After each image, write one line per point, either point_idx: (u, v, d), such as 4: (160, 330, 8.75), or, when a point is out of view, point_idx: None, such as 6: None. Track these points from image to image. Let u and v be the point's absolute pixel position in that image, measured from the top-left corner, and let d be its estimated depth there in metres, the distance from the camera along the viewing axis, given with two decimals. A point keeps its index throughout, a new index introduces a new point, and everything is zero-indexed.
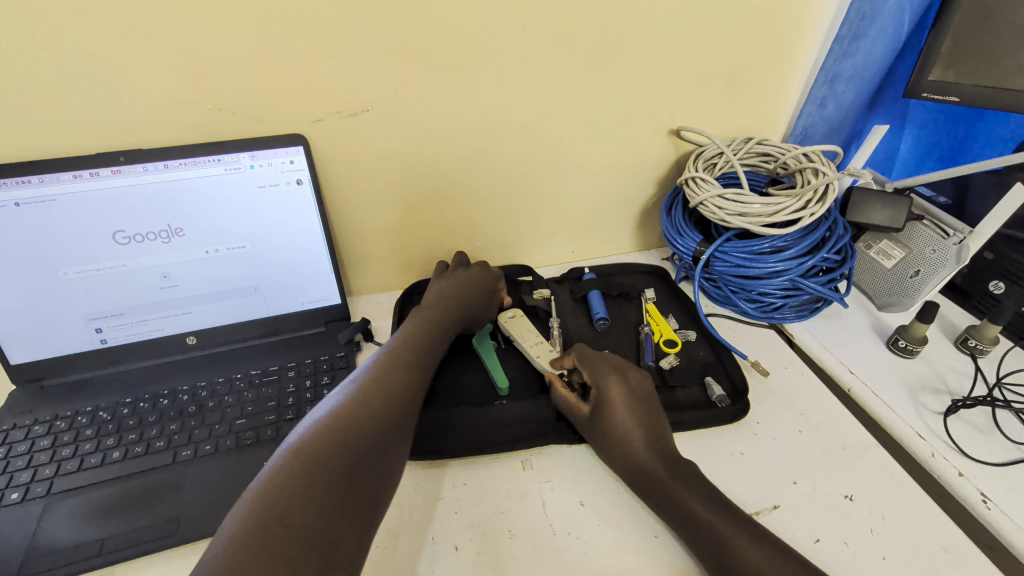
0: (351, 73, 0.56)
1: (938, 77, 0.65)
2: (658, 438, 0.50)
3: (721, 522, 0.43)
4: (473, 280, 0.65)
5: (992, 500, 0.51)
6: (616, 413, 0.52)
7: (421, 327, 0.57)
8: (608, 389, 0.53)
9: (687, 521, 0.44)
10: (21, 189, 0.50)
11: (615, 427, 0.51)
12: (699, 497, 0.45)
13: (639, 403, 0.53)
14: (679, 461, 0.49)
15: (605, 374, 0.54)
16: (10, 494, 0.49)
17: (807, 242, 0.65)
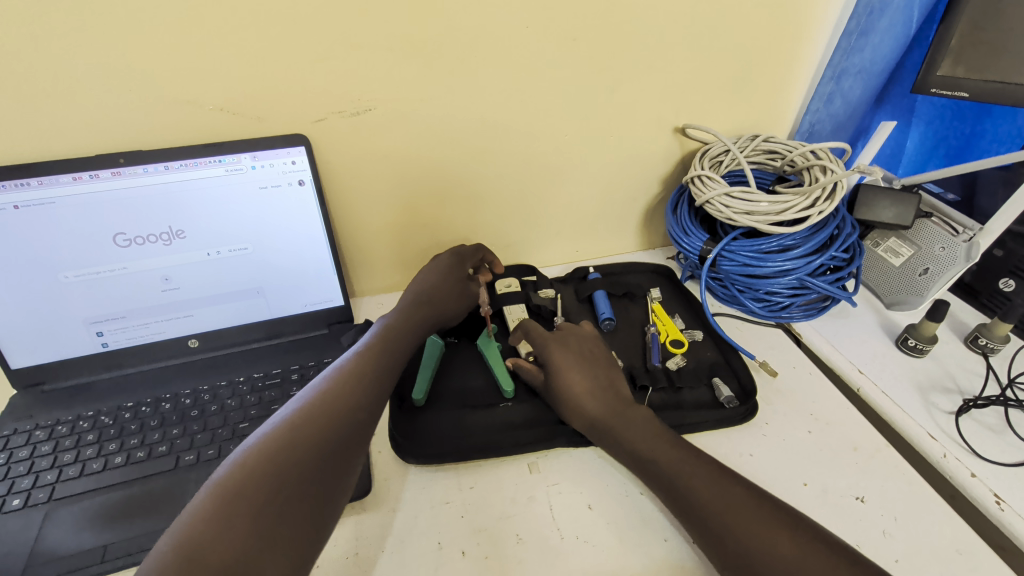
0: (355, 73, 0.56)
1: (947, 73, 0.64)
2: (604, 386, 0.53)
3: (665, 454, 0.46)
4: (445, 277, 0.64)
5: (1006, 502, 0.50)
6: (561, 373, 0.54)
7: (390, 334, 0.55)
8: (554, 354, 0.56)
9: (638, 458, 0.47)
10: (20, 192, 0.50)
11: (562, 387, 0.53)
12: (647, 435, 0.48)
13: (584, 360, 0.55)
14: (629, 405, 0.51)
15: (549, 343, 0.57)
16: (11, 501, 0.48)
17: (816, 240, 0.64)
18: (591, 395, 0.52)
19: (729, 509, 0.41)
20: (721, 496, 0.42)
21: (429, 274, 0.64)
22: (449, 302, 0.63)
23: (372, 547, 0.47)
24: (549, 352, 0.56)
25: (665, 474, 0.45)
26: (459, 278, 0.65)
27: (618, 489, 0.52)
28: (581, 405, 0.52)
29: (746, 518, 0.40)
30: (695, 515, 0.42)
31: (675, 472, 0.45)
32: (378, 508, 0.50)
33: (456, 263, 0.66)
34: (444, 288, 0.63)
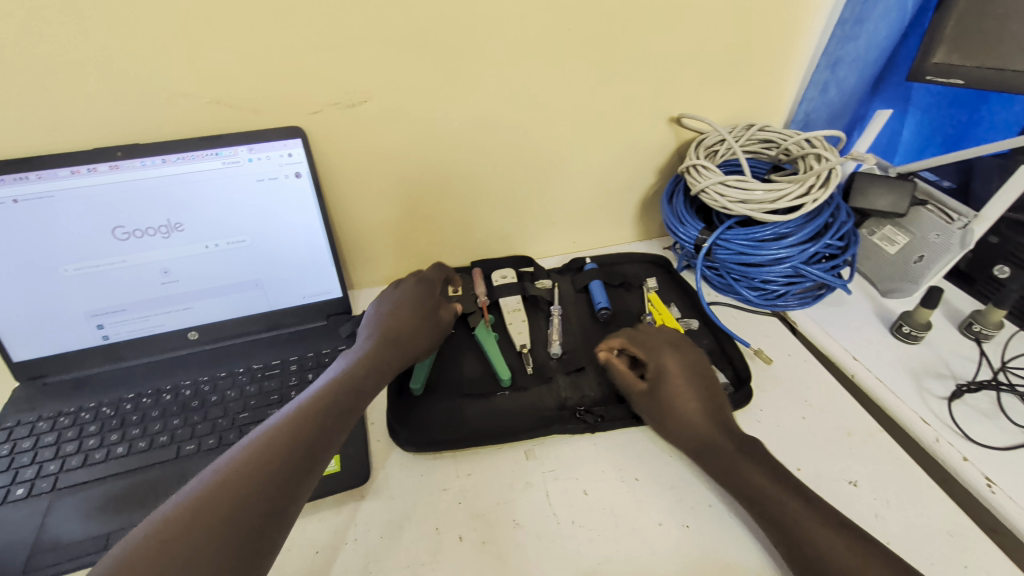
0: (350, 65, 0.56)
1: (942, 60, 0.64)
2: (718, 412, 0.51)
3: (775, 489, 0.45)
4: (418, 308, 0.59)
5: (997, 484, 0.51)
6: (674, 384, 0.53)
7: (348, 378, 0.50)
8: (665, 361, 0.55)
9: (742, 488, 0.46)
10: (19, 186, 0.50)
11: (673, 398, 0.52)
12: (764, 471, 0.46)
13: (698, 375, 0.54)
14: (741, 435, 0.50)
15: (661, 349, 0.56)
16: (16, 490, 0.49)
17: (810, 228, 0.64)
18: (705, 416, 0.51)
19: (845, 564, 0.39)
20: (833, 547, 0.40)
21: (401, 308, 0.59)
22: (421, 336, 0.58)
23: (372, 533, 0.48)
24: (658, 358, 0.55)
25: (773, 508, 0.44)
26: (431, 307, 0.60)
27: (614, 475, 0.52)
28: (693, 423, 0.51)
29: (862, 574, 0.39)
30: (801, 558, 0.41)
31: (783, 508, 0.43)
32: (377, 495, 0.51)
33: (425, 290, 0.61)
34: (417, 320, 0.58)
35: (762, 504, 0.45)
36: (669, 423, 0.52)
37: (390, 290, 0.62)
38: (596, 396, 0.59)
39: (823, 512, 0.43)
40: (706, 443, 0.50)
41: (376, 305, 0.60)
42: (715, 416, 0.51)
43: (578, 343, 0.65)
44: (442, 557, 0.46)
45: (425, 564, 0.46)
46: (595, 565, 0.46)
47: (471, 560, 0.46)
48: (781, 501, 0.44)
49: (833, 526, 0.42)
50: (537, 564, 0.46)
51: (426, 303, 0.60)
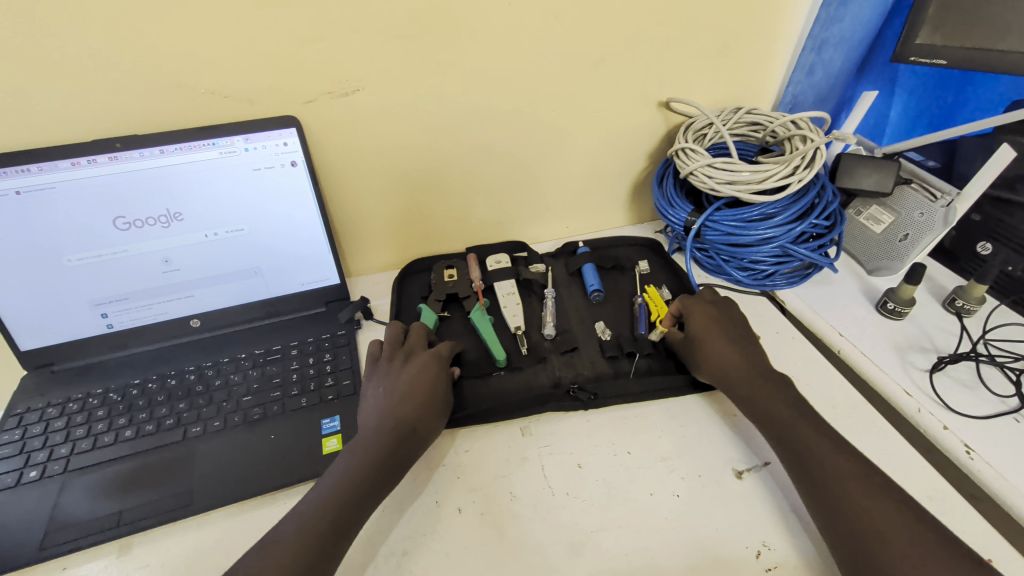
0: (341, 53, 0.57)
1: (925, 41, 0.65)
2: (748, 354, 0.57)
3: (776, 402, 0.52)
4: (431, 393, 0.54)
5: (976, 451, 0.53)
6: (701, 329, 0.60)
7: (354, 484, 0.45)
8: (698, 313, 0.62)
9: (751, 405, 0.53)
10: (21, 178, 0.51)
11: (700, 338, 0.59)
12: (774, 391, 0.53)
13: (728, 326, 0.60)
14: (763, 369, 0.55)
15: (698, 305, 0.63)
16: (29, 473, 0.50)
17: (796, 208, 0.66)
18: (733, 354, 0.57)
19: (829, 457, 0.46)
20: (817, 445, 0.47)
21: (413, 391, 0.53)
22: (433, 428, 0.52)
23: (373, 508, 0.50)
24: (697, 312, 0.62)
25: (775, 418, 0.51)
26: (444, 394, 0.55)
27: (607, 449, 0.54)
28: (720, 357, 0.57)
29: (839, 464, 0.45)
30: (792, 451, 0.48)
31: (784, 416, 0.50)
32: None
33: (439, 372, 0.56)
34: (431, 411, 0.53)
35: (765, 416, 0.51)
36: (698, 356, 0.58)
37: (396, 367, 0.56)
38: (590, 374, 0.61)
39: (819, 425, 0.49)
40: (728, 372, 0.56)
41: (385, 387, 0.54)
42: (746, 352, 0.57)
43: (571, 325, 0.67)
44: (442, 528, 0.48)
45: (425, 535, 0.48)
46: (591, 532, 0.48)
47: (471, 530, 0.48)
48: (795, 429, 0.49)
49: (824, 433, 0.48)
50: (533, 531, 0.48)
51: (436, 387, 0.54)
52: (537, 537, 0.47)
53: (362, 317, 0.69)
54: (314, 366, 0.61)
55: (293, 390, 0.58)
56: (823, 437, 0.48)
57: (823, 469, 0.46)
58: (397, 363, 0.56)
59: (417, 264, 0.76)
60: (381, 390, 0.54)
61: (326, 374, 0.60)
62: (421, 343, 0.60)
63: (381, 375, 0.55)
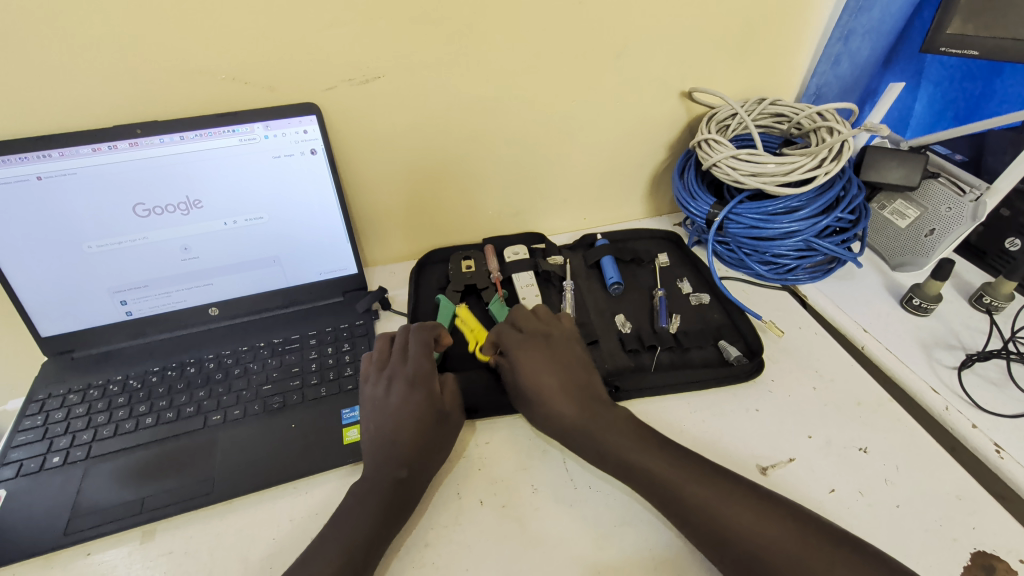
0: (363, 40, 0.56)
1: (957, 31, 0.63)
2: (583, 396, 0.51)
3: (646, 454, 0.47)
4: (422, 421, 0.50)
5: (1006, 451, 0.52)
6: (535, 380, 0.52)
7: (366, 536, 0.43)
8: (526, 358, 0.53)
9: (604, 453, 0.48)
10: (43, 163, 0.51)
11: (538, 392, 0.52)
12: (642, 446, 0.48)
13: (557, 368, 0.53)
14: (605, 409, 0.51)
15: (522, 347, 0.54)
16: (51, 458, 0.51)
17: (822, 201, 0.65)
18: (569, 405, 0.51)
19: (720, 513, 0.42)
20: (707, 499, 0.43)
21: (402, 424, 0.50)
22: (432, 458, 0.49)
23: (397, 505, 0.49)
24: (529, 360, 0.53)
25: (646, 473, 0.46)
26: (436, 412, 0.51)
27: None
28: (562, 413, 0.50)
29: (733, 517, 0.42)
30: (667, 502, 0.44)
31: (655, 471, 0.46)
32: None
33: (427, 390, 0.52)
34: (425, 438, 0.49)
35: (627, 468, 0.47)
36: (536, 414, 0.52)
37: (380, 397, 0.52)
38: (610, 367, 0.60)
39: (701, 470, 0.46)
40: (575, 434, 0.50)
41: (374, 422, 0.51)
42: (575, 395, 0.51)
43: (591, 317, 0.66)
44: (464, 519, 0.48)
45: (447, 526, 0.48)
46: (613, 527, 0.47)
47: (492, 522, 0.48)
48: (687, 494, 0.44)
49: (697, 476, 0.45)
50: (553, 525, 0.47)
51: (428, 412, 0.50)
52: (558, 531, 0.47)
53: (379, 307, 0.69)
54: (333, 356, 0.61)
55: (312, 379, 0.58)
56: (708, 483, 0.44)
57: (708, 521, 0.42)
58: (382, 389, 0.53)
59: (435, 254, 0.75)
60: (370, 428, 0.50)
61: (345, 363, 0.60)
62: (400, 357, 0.55)
63: (370, 407, 0.52)
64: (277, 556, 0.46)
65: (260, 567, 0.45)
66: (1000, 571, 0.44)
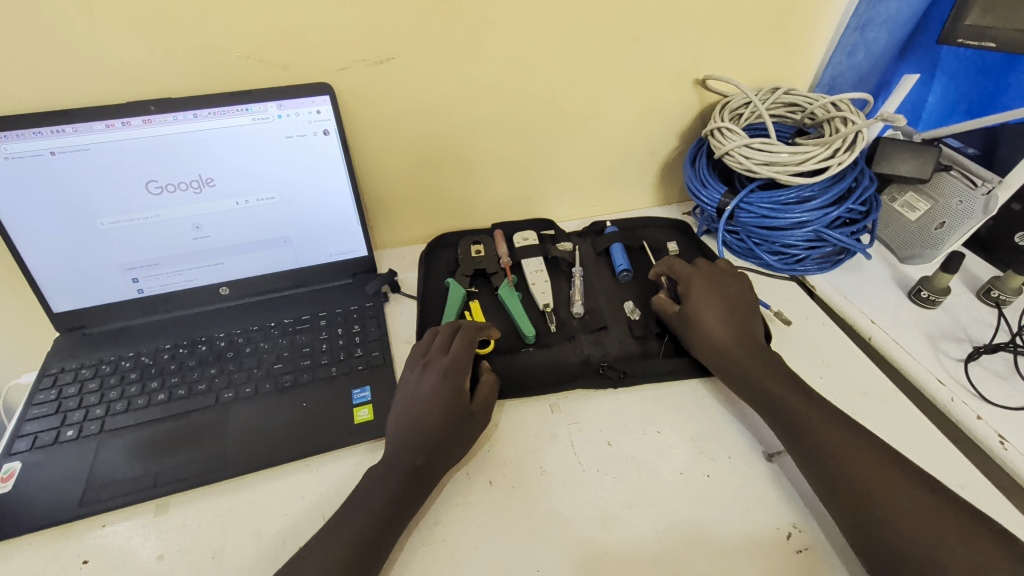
0: (377, 19, 0.56)
1: (975, 22, 0.62)
2: (743, 333, 0.57)
3: (802, 404, 0.49)
4: (445, 412, 0.50)
5: (1010, 441, 0.52)
6: (703, 306, 0.58)
7: (382, 517, 0.44)
8: (694, 286, 0.61)
9: (749, 384, 0.53)
10: (56, 138, 0.51)
11: (701, 315, 0.58)
12: (803, 398, 0.50)
13: (726, 304, 0.59)
14: (762, 351, 0.55)
15: (695, 278, 0.62)
16: (66, 432, 0.51)
17: (834, 191, 0.65)
18: (728, 335, 0.56)
19: (852, 458, 0.45)
20: (844, 446, 0.45)
21: (427, 412, 0.50)
22: (452, 449, 0.49)
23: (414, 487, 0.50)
24: (698, 289, 0.60)
25: (795, 417, 0.49)
26: (461, 407, 0.51)
27: (637, 428, 0.54)
28: (715, 336, 0.56)
29: (861, 466, 0.44)
30: (802, 444, 0.47)
31: (805, 419, 0.48)
32: None
33: (456, 384, 0.52)
34: (448, 429, 0.49)
35: (775, 406, 0.50)
36: (691, 333, 0.58)
37: (413, 384, 0.53)
38: (618, 353, 0.61)
39: (853, 428, 0.47)
40: (723, 351, 0.55)
41: (403, 405, 0.52)
42: (738, 329, 0.57)
43: (599, 304, 0.67)
44: (474, 499, 0.49)
45: (457, 504, 0.48)
46: (621, 509, 0.48)
47: (500, 500, 0.49)
48: (827, 437, 0.46)
49: (848, 432, 0.46)
50: (564, 506, 0.48)
51: (452, 404, 0.51)
52: (568, 511, 0.48)
53: (389, 290, 0.69)
54: (344, 336, 0.61)
55: (324, 359, 0.58)
56: (856, 440, 0.46)
57: (838, 466, 0.45)
58: (415, 376, 0.54)
59: (444, 239, 0.75)
60: (398, 411, 0.52)
61: (355, 344, 0.60)
62: (440, 351, 0.56)
63: (404, 391, 0.53)
64: (292, 531, 0.47)
65: (274, 542, 0.46)
66: None
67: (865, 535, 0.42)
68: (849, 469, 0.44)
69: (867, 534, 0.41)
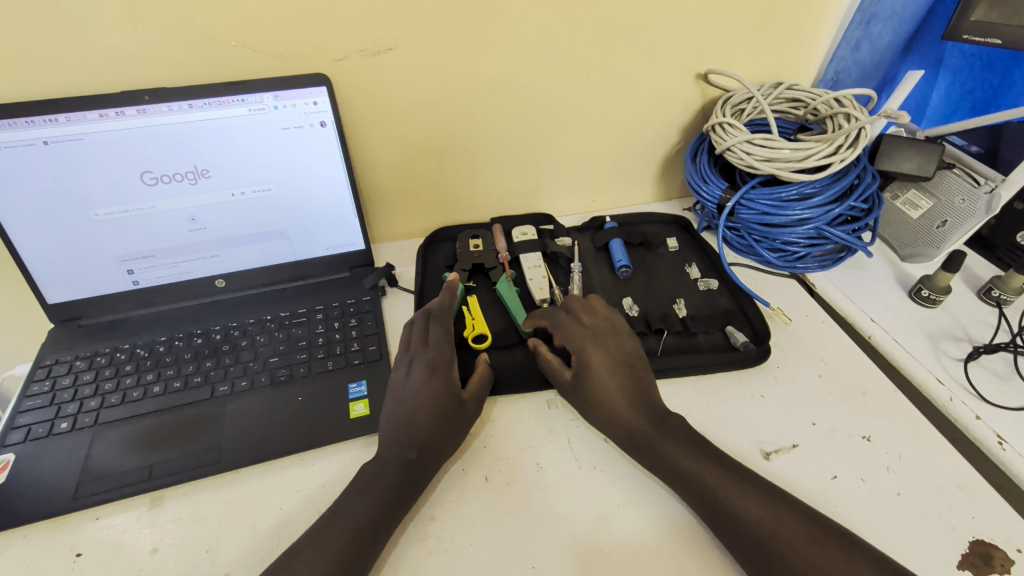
0: (374, 10, 0.55)
1: (981, 19, 0.62)
2: (644, 399, 0.51)
3: (720, 479, 0.45)
4: (434, 406, 0.50)
5: (1008, 442, 0.52)
6: (600, 378, 0.52)
7: (378, 513, 0.44)
8: (591, 354, 0.53)
9: (659, 462, 0.48)
10: (50, 128, 0.50)
11: (596, 390, 0.52)
12: (721, 471, 0.46)
13: (623, 368, 0.53)
14: (667, 416, 0.50)
15: (586, 342, 0.54)
16: (60, 424, 0.51)
17: (836, 189, 0.64)
18: (630, 407, 0.51)
19: (787, 537, 0.41)
20: (771, 527, 0.42)
21: (414, 410, 0.50)
22: (446, 444, 0.49)
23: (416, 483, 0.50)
24: (590, 358, 0.53)
25: (715, 494, 0.44)
26: (452, 398, 0.51)
27: None
28: (620, 416, 0.51)
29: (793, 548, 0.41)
30: (738, 532, 0.43)
31: (724, 496, 0.44)
32: None
33: (443, 379, 0.52)
34: (440, 422, 0.49)
35: (706, 496, 0.45)
36: (594, 411, 0.52)
37: (400, 381, 0.53)
38: None
39: (779, 500, 0.44)
40: (631, 432, 0.50)
41: (392, 404, 0.51)
42: (639, 399, 0.51)
43: None
44: (468, 495, 0.48)
45: (450, 501, 0.48)
46: (616, 506, 0.48)
47: (494, 497, 0.48)
48: (774, 528, 0.42)
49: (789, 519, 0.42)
50: (559, 502, 0.48)
51: (440, 399, 0.50)
52: (562, 507, 0.48)
53: (386, 284, 0.69)
54: (340, 330, 0.61)
55: (319, 353, 0.58)
56: (782, 514, 0.42)
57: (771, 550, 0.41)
58: (401, 373, 0.54)
59: (442, 232, 0.75)
60: (385, 411, 0.51)
61: (352, 339, 0.60)
62: (421, 344, 0.55)
63: (389, 394, 0.53)
64: (286, 526, 0.46)
65: (268, 536, 0.46)
66: (998, 560, 0.45)
67: None
68: (778, 553, 0.41)
69: None
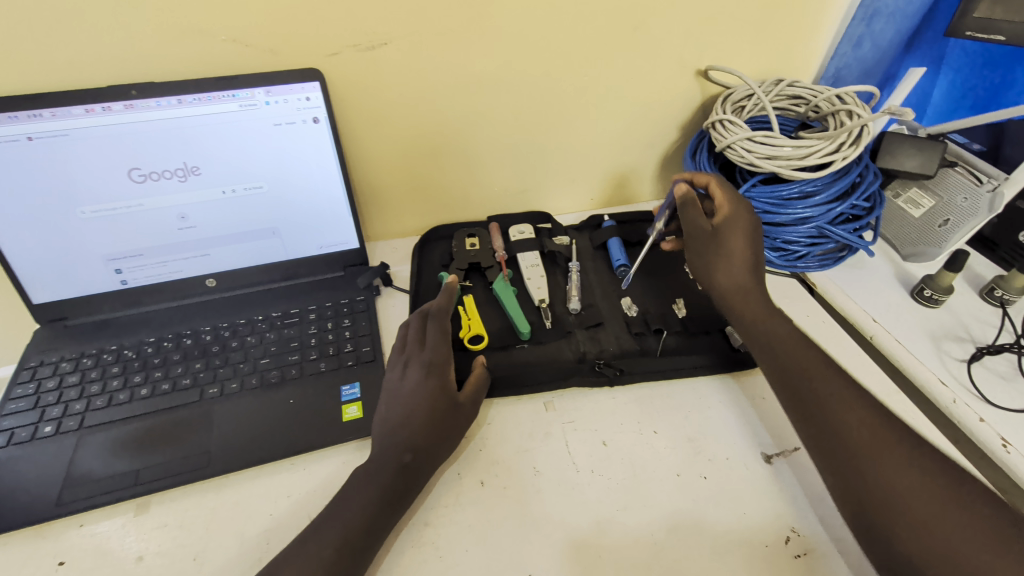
0: (367, 3, 0.53)
1: (984, 14, 0.61)
2: (758, 269, 0.56)
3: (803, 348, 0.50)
4: (430, 408, 0.49)
5: (1012, 445, 0.51)
6: (736, 237, 0.56)
7: (368, 519, 0.42)
8: (741, 216, 0.57)
9: (753, 321, 0.53)
10: (34, 123, 0.48)
11: (729, 243, 0.56)
12: (809, 346, 0.50)
13: (755, 238, 0.57)
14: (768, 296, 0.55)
15: (743, 206, 0.58)
16: (43, 428, 0.50)
17: (838, 187, 0.63)
18: (745, 269, 0.55)
19: (845, 399, 0.45)
20: (834, 387, 0.46)
21: (411, 409, 0.49)
22: (440, 448, 0.48)
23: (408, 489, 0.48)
24: (737, 216, 0.57)
25: (790, 356, 0.49)
26: (447, 400, 0.50)
27: (633, 427, 0.53)
28: (734, 270, 0.55)
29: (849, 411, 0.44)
30: (799, 388, 0.47)
31: (799, 359, 0.49)
32: None
33: (438, 381, 0.51)
34: (435, 425, 0.48)
35: (786, 357, 0.50)
36: (713, 257, 0.57)
37: (395, 383, 0.52)
38: (615, 350, 0.59)
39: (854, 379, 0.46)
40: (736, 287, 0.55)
41: (387, 406, 0.50)
42: (756, 272, 0.56)
43: (597, 299, 0.65)
44: (464, 499, 0.47)
45: (445, 506, 0.47)
46: (615, 511, 0.47)
47: (490, 501, 0.47)
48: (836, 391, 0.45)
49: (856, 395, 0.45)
50: (558, 507, 0.47)
51: (436, 401, 0.49)
52: (560, 511, 0.47)
53: (381, 283, 0.68)
54: (333, 330, 0.59)
55: (312, 354, 0.57)
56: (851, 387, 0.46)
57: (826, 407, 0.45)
58: (396, 375, 0.52)
59: (438, 231, 0.73)
60: (381, 411, 0.50)
61: (345, 339, 0.59)
62: (417, 344, 0.54)
63: (384, 394, 0.51)
64: (276, 532, 0.45)
65: (257, 543, 0.45)
66: None
67: (848, 489, 0.41)
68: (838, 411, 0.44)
69: (857, 499, 0.40)
